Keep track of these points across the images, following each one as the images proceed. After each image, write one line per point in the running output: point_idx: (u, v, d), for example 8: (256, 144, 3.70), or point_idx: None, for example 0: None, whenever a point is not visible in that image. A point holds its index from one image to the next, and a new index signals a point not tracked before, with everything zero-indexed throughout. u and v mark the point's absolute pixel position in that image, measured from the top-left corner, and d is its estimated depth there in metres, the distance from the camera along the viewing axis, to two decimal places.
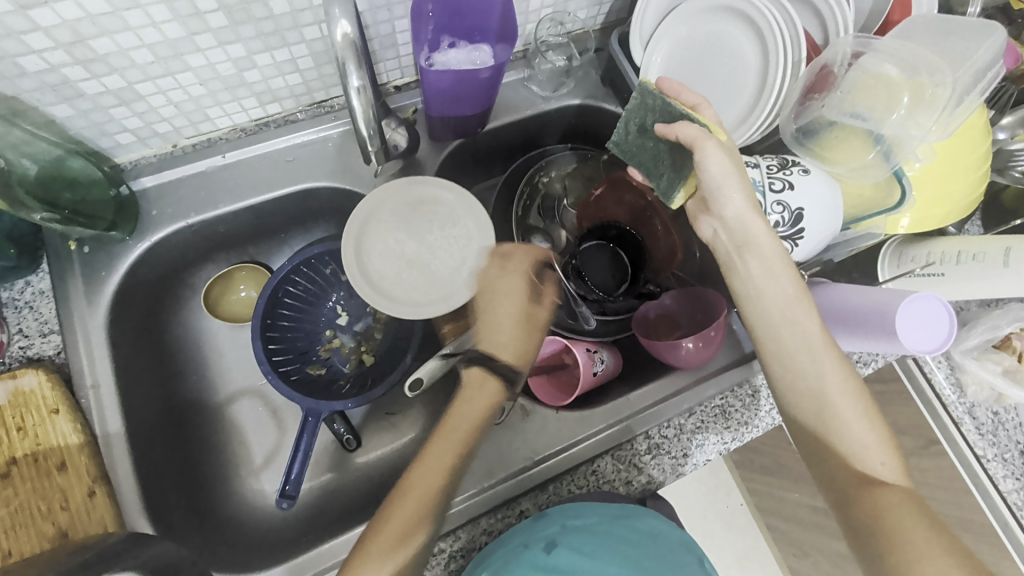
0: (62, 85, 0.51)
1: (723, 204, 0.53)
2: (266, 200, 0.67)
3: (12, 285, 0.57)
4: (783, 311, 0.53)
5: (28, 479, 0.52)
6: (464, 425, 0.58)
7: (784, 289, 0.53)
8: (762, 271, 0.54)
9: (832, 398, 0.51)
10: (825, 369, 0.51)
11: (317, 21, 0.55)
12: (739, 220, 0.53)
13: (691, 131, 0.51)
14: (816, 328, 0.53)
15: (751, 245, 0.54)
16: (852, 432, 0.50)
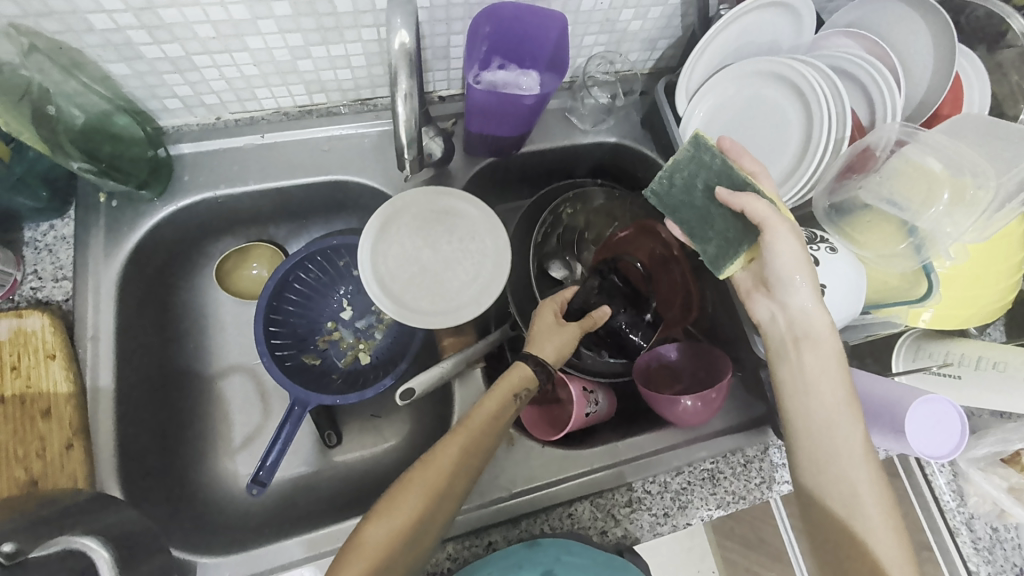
0: (125, 45, 0.53)
1: (789, 293, 0.53)
2: (295, 185, 0.68)
3: (38, 226, 0.58)
4: (827, 412, 0.53)
5: (11, 420, 0.52)
6: (472, 441, 0.54)
7: (835, 391, 0.53)
8: (812, 366, 0.54)
9: (863, 509, 0.50)
10: (861, 477, 0.51)
11: (376, 24, 0.57)
12: (803, 312, 0.53)
13: (760, 208, 0.50)
14: (861, 435, 0.52)
15: (808, 338, 0.54)
16: (881, 550, 0.49)
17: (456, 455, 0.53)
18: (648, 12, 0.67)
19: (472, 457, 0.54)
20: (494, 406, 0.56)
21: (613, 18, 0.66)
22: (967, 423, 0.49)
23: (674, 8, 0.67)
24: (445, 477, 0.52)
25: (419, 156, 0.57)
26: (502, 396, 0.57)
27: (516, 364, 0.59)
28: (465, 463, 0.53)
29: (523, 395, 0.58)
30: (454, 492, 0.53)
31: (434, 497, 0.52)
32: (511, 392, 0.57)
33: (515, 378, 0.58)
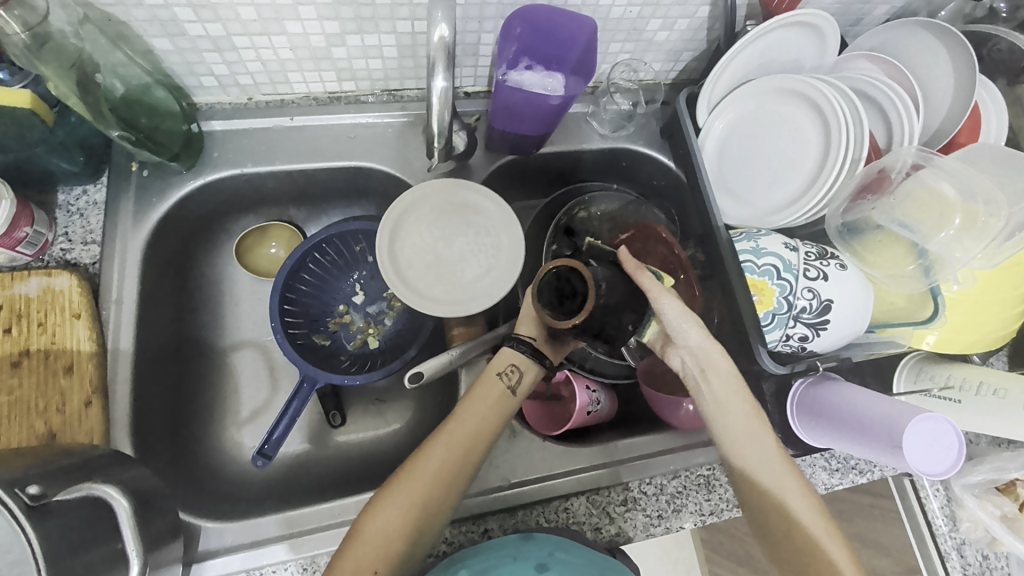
0: (170, 21, 0.55)
1: (685, 336, 0.54)
2: (320, 168, 0.70)
3: (72, 190, 0.60)
4: (737, 435, 0.54)
5: (34, 374, 0.54)
6: (462, 432, 0.55)
7: (741, 413, 0.54)
8: (720, 394, 0.55)
9: (799, 514, 0.53)
10: (788, 484, 0.53)
11: (412, 18, 0.59)
12: (702, 348, 0.54)
13: (648, 282, 0.51)
14: (771, 444, 0.54)
15: (712, 368, 0.55)
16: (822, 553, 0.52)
17: (449, 449, 0.55)
18: (675, 23, 0.68)
19: (465, 447, 0.55)
20: (481, 396, 0.56)
21: (641, 28, 0.68)
22: (965, 447, 0.50)
23: (701, 22, 0.68)
24: (437, 471, 0.54)
25: (443, 148, 0.58)
26: (487, 382, 0.57)
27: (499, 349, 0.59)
28: (459, 454, 0.55)
29: (510, 369, 0.57)
30: (450, 483, 0.54)
31: (428, 490, 0.53)
32: (495, 372, 0.57)
33: (499, 360, 0.58)
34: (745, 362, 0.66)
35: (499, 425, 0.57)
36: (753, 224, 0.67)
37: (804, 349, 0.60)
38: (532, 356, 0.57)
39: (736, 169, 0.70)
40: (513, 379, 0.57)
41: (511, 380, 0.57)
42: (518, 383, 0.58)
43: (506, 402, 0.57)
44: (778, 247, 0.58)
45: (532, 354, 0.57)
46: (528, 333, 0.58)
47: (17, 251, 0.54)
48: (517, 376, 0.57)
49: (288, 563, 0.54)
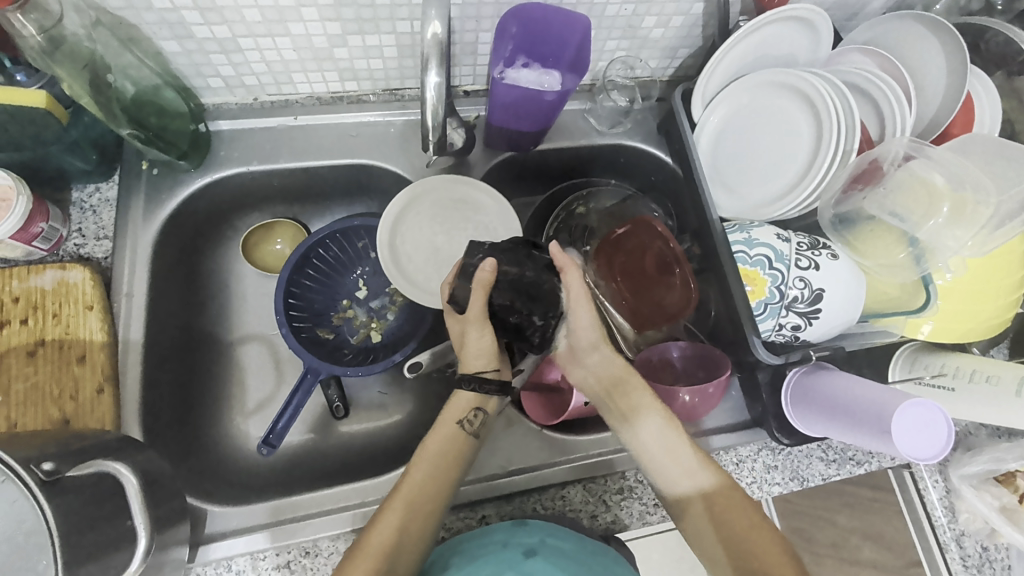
0: (178, 24, 0.57)
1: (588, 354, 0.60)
2: (324, 166, 0.72)
3: (85, 187, 0.63)
4: (674, 470, 0.56)
5: (50, 362, 0.56)
6: (435, 469, 0.56)
7: (661, 433, 0.57)
8: (653, 426, 0.58)
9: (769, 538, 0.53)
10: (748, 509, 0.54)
11: (411, 18, 0.61)
12: (607, 364, 0.60)
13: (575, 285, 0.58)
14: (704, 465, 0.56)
15: (621, 385, 0.60)
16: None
17: (423, 487, 0.55)
18: (670, 21, 0.69)
19: (439, 483, 0.56)
20: (446, 438, 0.58)
21: (635, 25, 0.69)
22: (948, 421, 0.51)
23: (696, 18, 0.70)
24: (421, 491, 0.55)
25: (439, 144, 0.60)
26: (452, 425, 0.59)
27: (456, 395, 0.60)
28: (434, 491, 0.55)
29: (472, 415, 0.60)
30: (427, 518, 0.54)
31: (415, 513, 0.53)
32: (456, 420, 0.59)
33: (459, 405, 0.60)
34: (741, 353, 0.66)
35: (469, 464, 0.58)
36: (746, 217, 0.68)
37: (798, 338, 0.60)
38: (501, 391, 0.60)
39: (731, 163, 0.71)
40: (476, 423, 0.60)
41: (473, 425, 0.60)
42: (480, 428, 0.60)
43: (470, 444, 0.59)
44: (770, 237, 0.60)
45: (499, 391, 0.60)
46: (488, 369, 0.60)
47: (33, 245, 0.57)
48: (479, 420, 0.60)
49: (292, 547, 0.55)
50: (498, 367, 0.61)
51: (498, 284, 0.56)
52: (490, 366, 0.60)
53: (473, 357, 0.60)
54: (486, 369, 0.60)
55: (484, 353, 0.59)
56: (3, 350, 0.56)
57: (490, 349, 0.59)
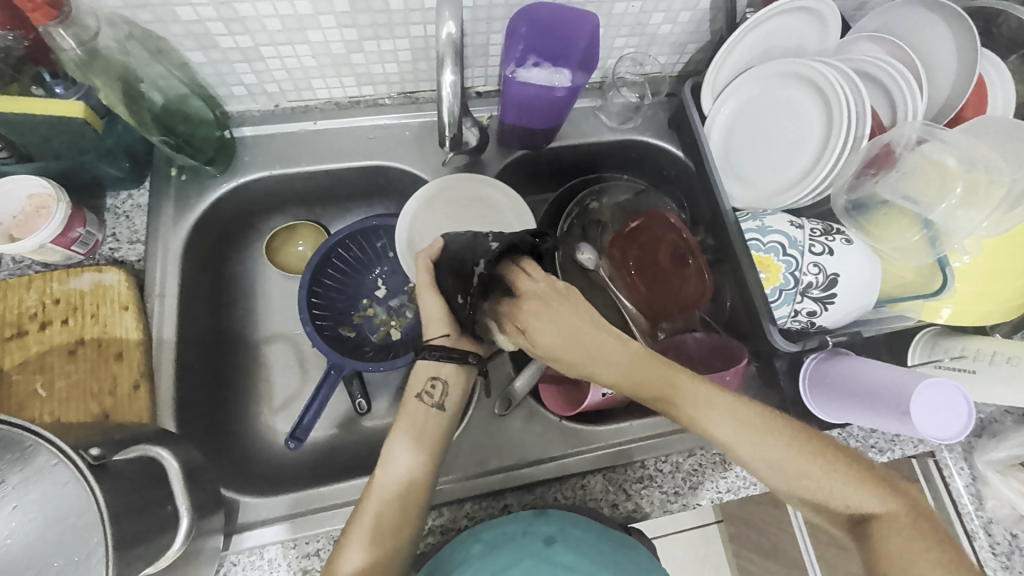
0: (203, 35, 0.60)
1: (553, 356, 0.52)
2: (344, 167, 0.74)
3: (118, 194, 0.65)
4: (747, 453, 0.51)
5: (89, 361, 0.58)
6: (405, 456, 0.56)
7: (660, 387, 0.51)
8: (712, 419, 0.51)
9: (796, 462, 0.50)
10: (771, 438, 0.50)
11: (424, 22, 0.64)
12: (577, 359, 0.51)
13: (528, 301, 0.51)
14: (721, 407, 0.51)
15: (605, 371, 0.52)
16: (887, 520, 0.48)
17: (392, 478, 0.55)
18: (678, 16, 0.71)
19: (407, 469, 0.55)
20: (410, 421, 0.58)
21: (643, 22, 0.71)
22: (963, 394, 0.52)
23: (703, 13, 0.71)
24: (386, 499, 0.54)
25: (455, 138, 0.61)
26: (412, 404, 0.58)
27: (416, 366, 0.60)
28: (404, 481, 0.55)
29: (430, 386, 0.59)
30: (400, 524, 0.54)
31: (383, 524, 0.53)
32: (415, 395, 0.59)
33: (416, 379, 0.59)
34: (757, 341, 0.67)
35: (439, 437, 0.58)
36: (760, 206, 0.69)
37: (814, 324, 0.61)
38: (449, 357, 0.58)
39: (743, 155, 0.71)
40: (436, 394, 0.59)
41: (433, 396, 0.59)
42: (442, 397, 0.59)
43: (436, 415, 0.58)
44: (783, 225, 0.60)
45: (450, 358, 0.58)
46: (439, 334, 0.59)
47: (72, 250, 0.59)
48: (439, 390, 0.59)
49: (321, 535, 0.57)
50: (450, 333, 0.59)
51: (442, 257, 0.58)
52: (441, 330, 0.59)
53: (431, 323, 0.59)
54: (438, 336, 0.59)
55: (434, 316, 0.59)
56: (44, 349, 0.57)
57: (438, 312, 0.59)
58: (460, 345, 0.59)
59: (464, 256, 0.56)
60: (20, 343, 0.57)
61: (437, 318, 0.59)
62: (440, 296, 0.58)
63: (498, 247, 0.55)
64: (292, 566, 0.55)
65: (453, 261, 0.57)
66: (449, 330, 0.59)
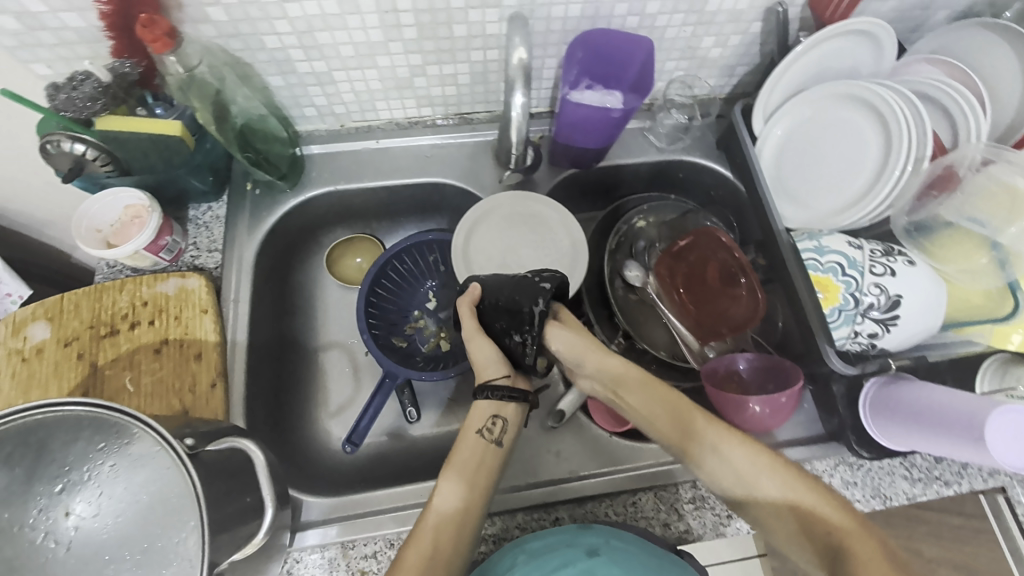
0: (284, 61, 0.65)
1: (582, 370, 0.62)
2: (402, 183, 0.79)
3: (200, 207, 0.71)
4: (751, 488, 0.54)
5: (173, 360, 0.61)
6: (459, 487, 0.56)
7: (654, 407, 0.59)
8: (724, 458, 0.55)
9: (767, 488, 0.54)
10: (749, 465, 0.54)
11: (484, 48, 0.68)
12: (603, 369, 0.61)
13: (568, 333, 0.60)
14: (707, 428, 0.56)
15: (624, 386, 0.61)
16: (854, 541, 0.50)
17: (448, 505, 0.55)
18: (728, 40, 0.72)
19: (464, 499, 0.56)
20: (468, 454, 0.58)
21: (694, 46, 0.73)
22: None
23: (753, 37, 0.72)
24: (442, 531, 0.53)
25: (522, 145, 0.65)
26: (471, 440, 0.58)
27: (475, 405, 0.59)
28: (459, 510, 0.55)
29: (491, 423, 0.59)
30: (454, 552, 0.53)
31: (438, 555, 0.52)
32: (477, 428, 0.58)
33: (477, 416, 0.59)
34: (812, 362, 0.66)
35: (495, 474, 0.58)
36: (816, 227, 0.68)
37: (874, 347, 0.60)
38: (512, 398, 0.58)
39: (797, 176, 0.71)
40: (495, 432, 0.59)
41: (493, 433, 0.59)
42: (501, 434, 0.59)
43: (493, 452, 0.58)
44: (842, 245, 0.60)
45: (512, 397, 0.59)
46: (498, 377, 0.60)
47: (159, 256, 0.65)
48: (500, 427, 0.59)
49: (378, 538, 0.58)
50: (508, 374, 0.60)
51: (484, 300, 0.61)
52: (501, 372, 0.60)
53: (487, 367, 0.60)
54: (497, 377, 0.59)
55: (491, 360, 0.60)
56: (132, 348, 0.61)
57: (496, 358, 0.60)
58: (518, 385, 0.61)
59: (519, 297, 0.59)
60: (113, 341, 0.61)
61: (493, 360, 0.60)
62: (490, 339, 0.61)
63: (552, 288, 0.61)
64: (350, 568, 0.57)
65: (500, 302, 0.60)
66: (507, 370, 0.60)
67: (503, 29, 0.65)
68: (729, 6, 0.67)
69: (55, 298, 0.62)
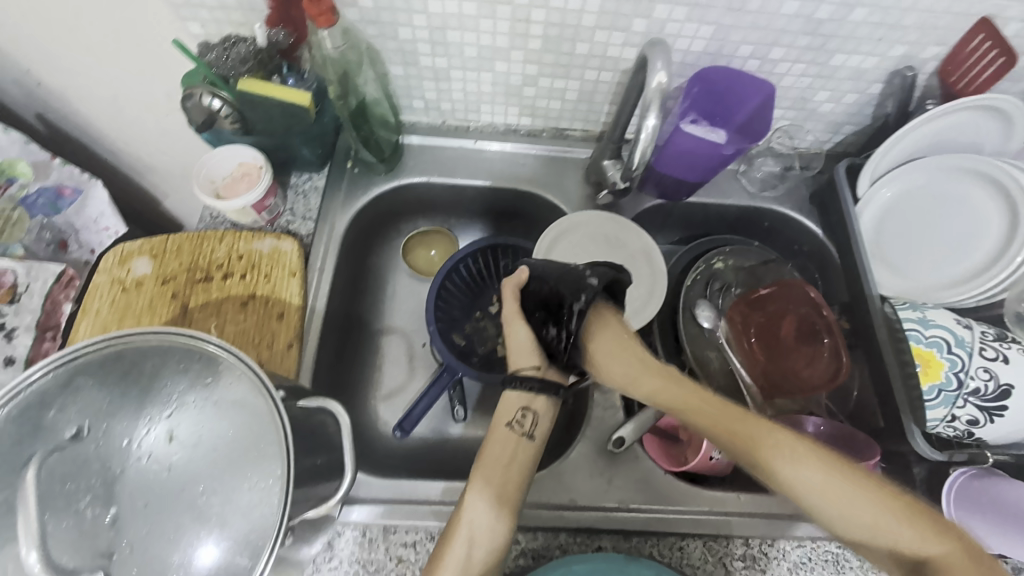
0: (410, 53, 0.68)
1: (625, 358, 0.54)
2: (489, 186, 0.81)
3: (302, 176, 0.74)
4: (820, 497, 0.45)
5: (257, 315, 0.63)
6: (490, 486, 0.52)
7: (699, 406, 0.50)
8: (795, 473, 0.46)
9: (839, 502, 0.44)
10: (817, 475, 0.45)
11: (600, 68, 0.69)
12: (636, 359, 0.54)
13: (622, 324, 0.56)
14: (760, 427, 0.48)
15: (667, 378, 0.53)
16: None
17: (482, 507, 0.51)
18: (845, 97, 0.71)
19: (496, 500, 0.51)
20: (497, 450, 0.54)
21: (808, 98, 0.72)
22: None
23: (871, 98, 0.71)
24: (477, 527, 0.50)
25: (630, 180, 0.66)
26: (501, 432, 0.54)
27: (504, 397, 0.56)
28: (495, 509, 0.51)
29: (520, 416, 0.55)
30: (490, 552, 0.50)
31: (474, 551, 0.49)
32: (505, 422, 0.55)
33: (507, 407, 0.56)
34: (892, 438, 0.62)
35: (529, 469, 0.54)
36: (917, 297, 0.66)
37: (972, 435, 0.56)
38: (544, 389, 0.56)
39: (899, 244, 0.69)
40: (526, 424, 0.55)
41: (523, 426, 0.55)
42: (533, 427, 0.55)
43: (525, 447, 0.54)
44: (949, 321, 0.58)
45: (543, 388, 0.56)
46: (529, 366, 0.57)
47: (261, 215, 0.67)
48: (530, 420, 0.55)
49: (419, 529, 0.58)
50: (540, 365, 0.57)
51: (528, 286, 0.59)
52: (532, 362, 0.57)
53: (521, 354, 0.58)
54: (527, 366, 0.57)
55: (524, 348, 0.58)
56: (222, 297, 0.64)
57: (529, 345, 0.58)
58: (549, 378, 0.57)
59: (562, 288, 0.57)
60: (205, 287, 0.64)
61: (526, 347, 0.58)
62: (529, 325, 0.59)
63: (598, 283, 0.56)
64: (389, 553, 0.56)
65: (544, 288, 0.58)
66: (539, 360, 0.57)
67: (623, 53, 0.66)
68: (855, 64, 0.65)
69: (162, 237, 0.65)
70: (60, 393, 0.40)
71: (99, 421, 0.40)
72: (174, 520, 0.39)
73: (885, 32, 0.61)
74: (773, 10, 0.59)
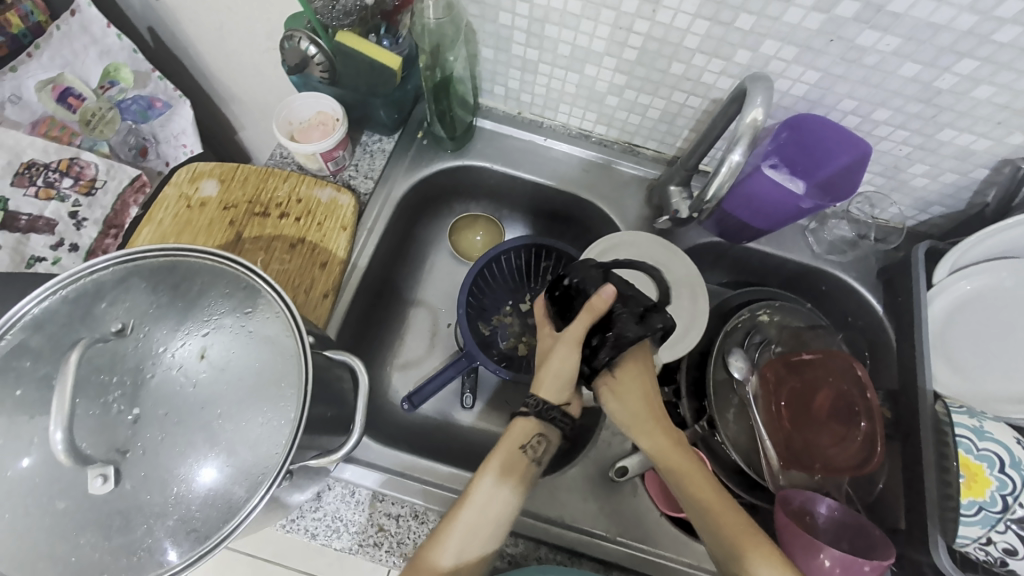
0: (504, 38, 0.68)
1: (631, 423, 0.58)
2: (549, 185, 0.80)
3: (372, 136, 0.76)
4: None
5: (301, 259, 0.65)
6: (497, 489, 0.54)
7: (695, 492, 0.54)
8: None
9: None
10: None
11: (690, 93, 0.67)
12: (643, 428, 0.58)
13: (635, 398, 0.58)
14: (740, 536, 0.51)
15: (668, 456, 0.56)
16: None
17: (486, 509, 0.53)
18: (942, 175, 0.66)
19: (501, 504, 0.53)
20: (508, 458, 0.55)
21: (901, 167, 0.68)
22: None
23: (971, 182, 0.66)
24: (478, 518, 0.52)
25: (700, 212, 0.63)
26: (505, 456, 0.55)
27: (517, 420, 0.57)
28: (499, 511, 0.53)
29: (536, 441, 0.57)
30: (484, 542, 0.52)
31: (471, 542, 0.51)
32: (519, 446, 0.56)
33: (521, 431, 0.56)
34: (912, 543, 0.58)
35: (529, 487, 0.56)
36: (974, 406, 0.61)
37: (1004, 565, 0.51)
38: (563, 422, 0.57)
39: (967, 345, 0.64)
40: (538, 450, 0.56)
41: (535, 451, 0.56)
42: (542, 455, 0.57)
43: (533, 468, 0.56)
44: (1007, 437, 0.53)
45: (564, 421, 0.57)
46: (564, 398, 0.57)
47: (327, 164, 0.69)
48: (543, 448, 0.57)
49: (407, 504, 0.58)
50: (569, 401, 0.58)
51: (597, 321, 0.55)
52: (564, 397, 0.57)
53: (555, 383, 0.57)
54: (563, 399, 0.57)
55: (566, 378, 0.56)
56: (274, 235, 0.66)
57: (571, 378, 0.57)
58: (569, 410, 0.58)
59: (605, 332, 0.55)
60: (260, 222, 0.66)
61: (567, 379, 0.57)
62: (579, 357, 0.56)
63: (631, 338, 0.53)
64: (372, 519, 0.57)
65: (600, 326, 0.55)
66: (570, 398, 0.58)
67: (718, 82, 0.64)
68: (964, 142, 0.61)
69: (233, 165, 0.68)
70: (112, 287, 0.43)
71: (141, 323, 0.42)
72: (186, 436, 0.40)
73: (1007, 116, 0.56)
74: (889, 69, 0.56)
